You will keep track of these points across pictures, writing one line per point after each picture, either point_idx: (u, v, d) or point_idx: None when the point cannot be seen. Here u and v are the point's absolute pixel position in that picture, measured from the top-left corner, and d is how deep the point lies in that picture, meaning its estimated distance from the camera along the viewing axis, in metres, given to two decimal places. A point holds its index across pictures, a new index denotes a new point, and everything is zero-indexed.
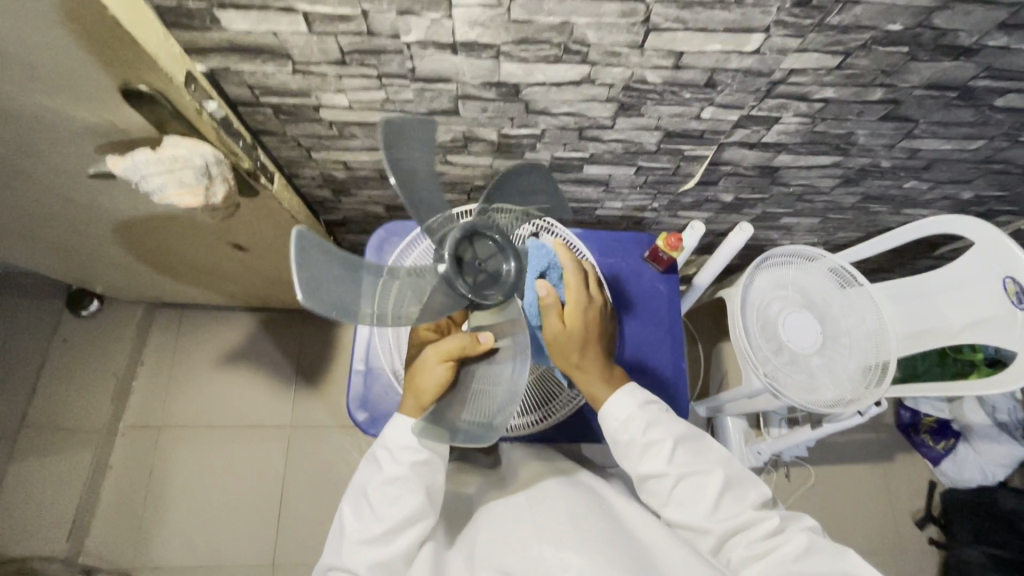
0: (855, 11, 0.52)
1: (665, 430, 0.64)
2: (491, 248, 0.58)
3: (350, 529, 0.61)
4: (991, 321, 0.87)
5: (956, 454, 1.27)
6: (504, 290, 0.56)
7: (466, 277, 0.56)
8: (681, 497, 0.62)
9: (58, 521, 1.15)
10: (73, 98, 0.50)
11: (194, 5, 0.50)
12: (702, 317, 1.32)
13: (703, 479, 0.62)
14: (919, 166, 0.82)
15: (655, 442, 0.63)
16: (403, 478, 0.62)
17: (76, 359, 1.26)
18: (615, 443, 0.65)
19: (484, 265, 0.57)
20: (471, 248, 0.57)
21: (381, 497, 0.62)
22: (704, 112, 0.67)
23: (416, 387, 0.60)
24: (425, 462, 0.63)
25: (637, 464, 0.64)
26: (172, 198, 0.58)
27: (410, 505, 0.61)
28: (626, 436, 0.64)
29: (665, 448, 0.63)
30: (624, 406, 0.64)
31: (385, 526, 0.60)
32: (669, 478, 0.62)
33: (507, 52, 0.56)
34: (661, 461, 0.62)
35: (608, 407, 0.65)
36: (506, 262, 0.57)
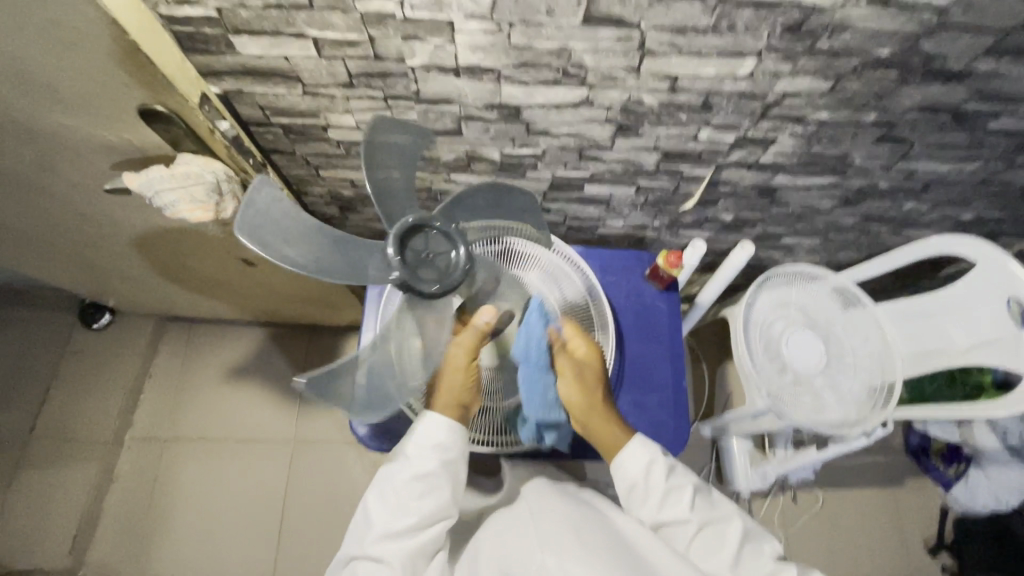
0: (844, 37, 0.54)
1: (684, 477, 0.67)
2: (441, 240, 0.55)
3: (377, 522, 0.62)
4: (995, 343, 0.86)
5: (968, 478, 1.23)
6: (444, 281, 0.54)
7: (407, 266, 0.53)
8: (702, 545, 0.64)
9: (60, 532, 1.16)
10: (92, 118, 0.52)
11: (211, 31, 0.53)
12: (706, 336, 1.32)
13: (723, 526, 0.65)
14: (917, 187, 0.83)
15: (676, 489, 0.66)
16: (432, 474, 0.63)
17: (86, 371, 1.28)
18: (630, 493, 0.67)
19: (431, 254, 0.55)
20: (422, 236, 0.55)
21: (411, 492, 0.63)
22: (701, 133, 0.69)
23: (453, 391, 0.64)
24: (452, 459, 0.65)
25: (657, 512, 0.66)
26: (184, 212, 0.60)
27: (440, 501, 0.63)
28: (645, 486, 0.66)
29: (687, 494, 0.66)
30: (641, 455, 0.67)
31: (415, 520, 0.62)
32: (691, 524, 0.64)
33: (508, 75, 0.58)
34: (683, 508, 0.65)
35: (624, 457, 0.67)
36: (454, 252, 0.55)
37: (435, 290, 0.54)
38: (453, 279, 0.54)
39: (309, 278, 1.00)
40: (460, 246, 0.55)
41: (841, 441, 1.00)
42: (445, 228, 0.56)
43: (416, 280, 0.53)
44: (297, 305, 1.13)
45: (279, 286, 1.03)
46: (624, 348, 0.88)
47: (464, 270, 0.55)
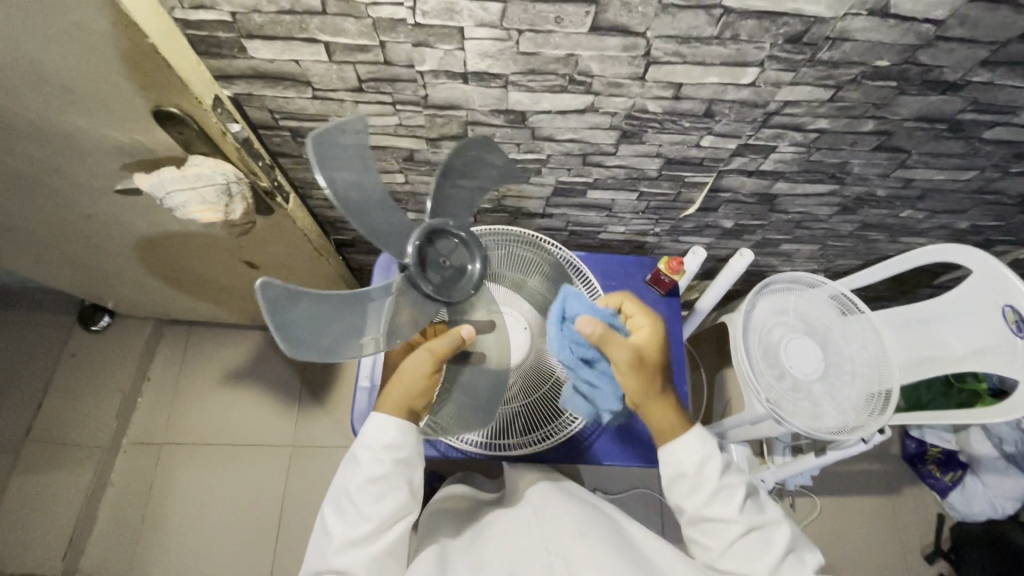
0: (844, 48, 0.55)
1: (739, 478, 0.64)
2: (464, 255, 0.58)
3: (336, 531, 0.60)
4: (992, 351, 0.87)
5: (964, 485, 1.25)
6: (441, 292, 0.56)
7: (421, 263, 0.56)
8: (743, 547, 0.61)
9: (54, 536, 1.15)
10: (105, 119, 0.53)
11: (224, 35, 0.54)
12: (705, 342, 1.33)
13: (769, 533, 0.62)
14: (914, 195, 0.84)
15: (728, 488, 0.63)
16: (387, 476, 0.61)
17: (83, 373, 1.27)
18: (679, 480, 0.64)
19: (449, 262, 0.57)
20: (446, 241, 0.58)
21: (366, 497, 0.61)
22: (702, 140, 0.70)
23: (406, 391, 0.60)
24: (405, 458, 0.62)
25: (703, 505, 0.63)
26: (195, 213, 0.60)
27: (396, 503, 0.61)
28: (697, 478, 0.63)
29: (739, 495, 0.62)
30: (699, 449, 0.63)
31: (373, 525, 0.60)
32: (736, 525, 0.61)
33: (516, 81, 0.60)
34: (731, 508, 0.62)
35: (683, 446, 0.64)
36: (470, 265, 0.58)
37: (430, 291, 0.55)
38: (449, 293, 0.56)
39: (311, 282, 1.00)
40: (476, 262, 0.58)
41: (840, 447, 1.00)
42: (472, 248, 0.58)
43: (422, 275, 0.55)
44: None
45: None
46: None
47: (461, 296, 0.57)
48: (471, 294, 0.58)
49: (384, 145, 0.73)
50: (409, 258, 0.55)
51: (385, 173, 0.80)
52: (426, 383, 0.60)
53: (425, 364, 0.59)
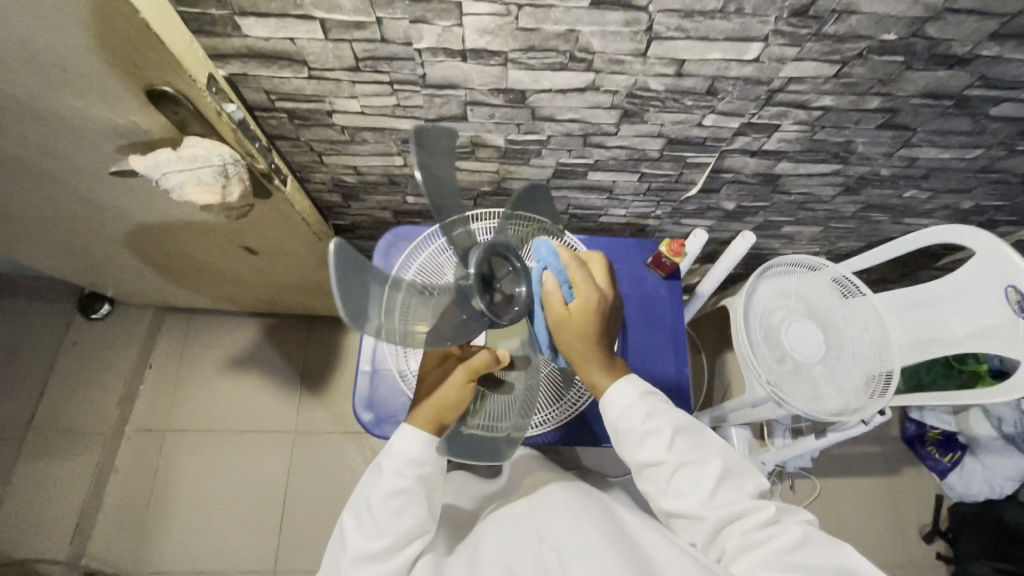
0: (850, 21, 0.54)
1: (665, 419, 0.63)
2: (516, 283, 0.61)
3: (351, 542, 0.60)
4: (993, 331, 0.87)
5: (963, 466, 1.24)
6: (491, 312, 0.58)
7: (478, 282, 0.58)
8: (680, 485, 0.61)
9: (60, 522, 1.15)
10: (99, 99, 0.52)
11: (217, 12, 0.53)
12: (705, 326, 1.32)
13: (702, 467, 0.61)
14: (918, 175, 0.84)
15: (654, 431, 0.62)
16: (408, 490, 0.61)
17: (84, 360, 1.27)
18: (614, 431, 0.64)
19: (502, 285, 0.60)
20: (502, 264, 0.60)
21: (384, 511, 0.60)
22: (705, 119, 0.69)
23: (436, 403, 0.62)
24: (427, 474, 0.63)
25: (636, 452, 0.62)
26: (191, 195, 0.59)
27: (413, 520, 0.61)
28: (625, 425, 0.63)
29: (665, 436, 0.62)
30: (623, 396, 0.63)
31: (389, 540, 0.59)
32: (667, 466, 0.61)
33: (515, 59, 0.58)
34: (660, 449, 0.61)
35: (608, 395, 0.64)
36: (521, 287, 0.60)
37: (479, 306, 0.57)
38: (499, 315, 0.58)
39: (310, 266, 1.00)
40: (526, 286, 0.60)
41: (840, 429, 1.00)
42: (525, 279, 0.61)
43: (479, 290, 0.58)
44: (300, 294, 1.13)
45: (280, 275, 1.02)
46: (627, 334, 0.88)
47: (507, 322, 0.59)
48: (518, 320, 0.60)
49: (381, 126, 0.72)
50: (471, 272, 0.58)
51: (383, 156, 0.79)
52: (458, 396, 0.62)
53: (458, 375, 0.62)
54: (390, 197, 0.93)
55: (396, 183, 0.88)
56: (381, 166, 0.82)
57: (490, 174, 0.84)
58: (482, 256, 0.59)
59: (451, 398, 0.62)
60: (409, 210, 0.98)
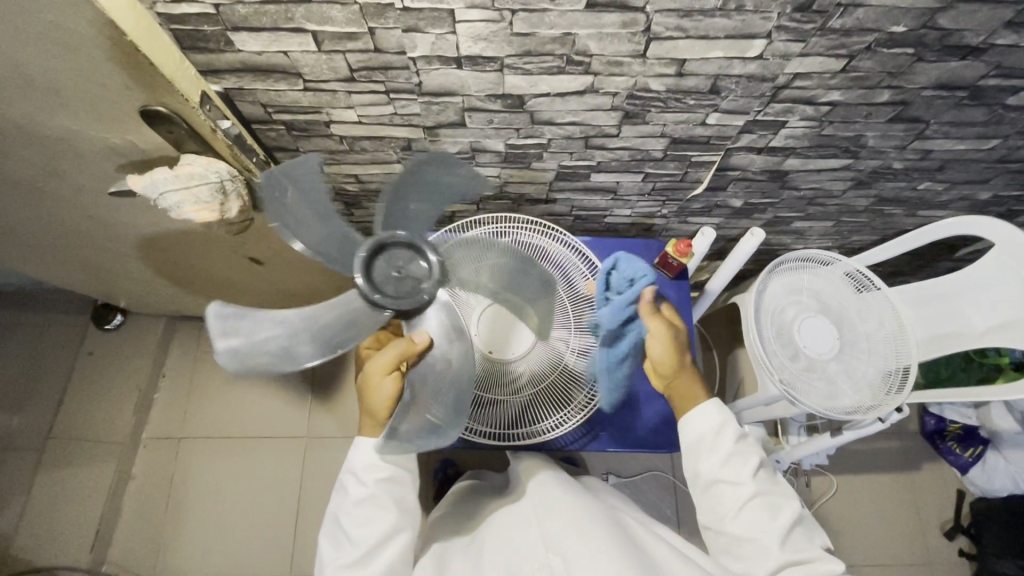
0: (856, 14, 0.52)
1: (751, 446, 0.65)
2: (410, 258, 0.58)
3: (331, 558, 0.61)
4: (1014, 326, 0.84)
5: (986, 461, 1.22)
6: (393, 302, 0.57)
7: (377, 283, 0.57)
8: (751, 512, 0.61)
9: (82, 530, 1.18)
10: (94, 120, 0.52)
11: (209, 28, 0.52)
12: (716, 323, 1.30)
13: (779, 503, 0.62)
14: (933, 167, 0.81)
15: (742, 453, 0.64)
16: (372, 497, 0.62)
17: (99, 371, 1.29)
18: (699, 442, 0.65)
19: (404, 270, 0.58)
20: (391, 252, 0.58)
21: (354, 522, 0.61)
22: (709, 118, 0.67)
23: (369, 408, 0.60)
24: (387, 478, 0.63)
25: (716, 466, 0.63)
26: (189, 213, 0.60)
27: (383, 526, 0.61)
28: (716, 438, 0.64)
29: (752, 461, 0.63)
30: (716, 415, 0.65)
31: (362, 549, 0.60)
32: (745, 488, 0.62)
33: (511, 64, 0.57)
34: (744, 471, 0.62)
35: (703, 409, 0.65)
36: (424, 262, 0.58)
37: (383, 303, 0.57)
38: (401, 301, 0.57)
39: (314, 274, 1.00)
40: (430, 258, 0.58)
41: (855, 428, 0.97)
42: (418, 250, 0.58)
43: (372, 288, 0.57)
44: (307, 302, 1.13)
45: (286, 283, 1.02)
46: None
47: (420, 302, 0.57)
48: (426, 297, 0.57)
49: (380, 135, 0.71)
50: (358, 277, 0.57)
51: (384, 164, 0.79)
52: (387, 394, 0.59)
53: (374, 373, 0.58)
54: None
55: None
56: (381, 174, 0.82)
57: (491, 179, 0.84)
58: (363, 259, 0.57)
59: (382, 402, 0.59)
60: None
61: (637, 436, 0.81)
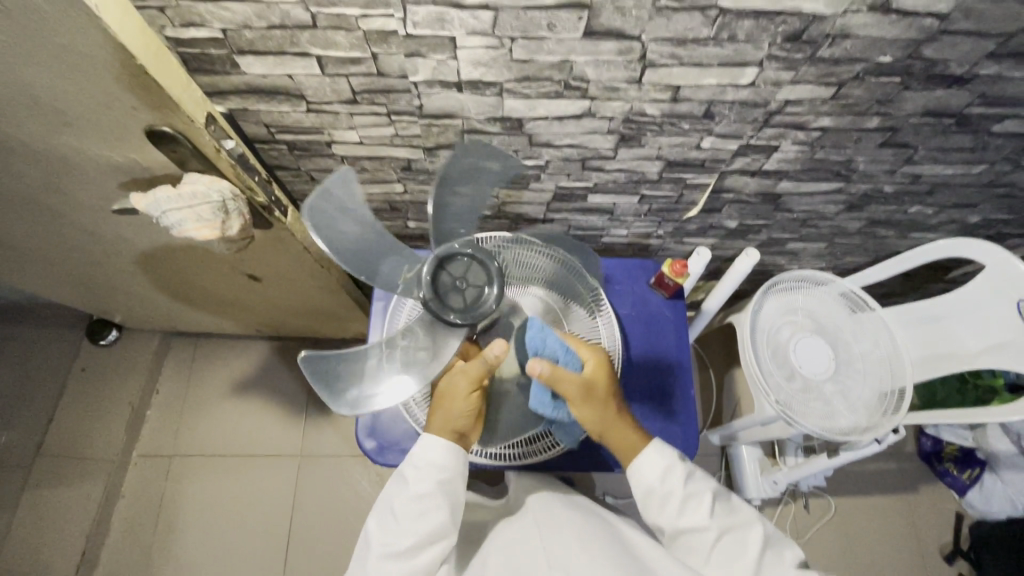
0: (845, 45, 0.54)
1: (702, 482, 0.65)
2: (481, 280, 0.55)
3: (376, 543, 0.61)
4: (1006, 347, 0.85)
5: (983, 483, 1.21)
6: (433, 298, 0.54)
7: (439, 275, 0.55)
8: (723, 553, 0.61)
9: (68, 550, 1.15)
10: (100, 140, 0.53)
11: (216, 52, 0.54)
12: (712, 343, 1.31)
13: (743, 534, 0.62)
14: (923, 191, 0.83)
15: (695, 494, 0.64)
16: (429, 495, 0.61)
17: (92, 386, 1.28)
18: (649, 497, 0.65)
19: (466, 283, 0.55)
20: (468, 266, 0.56)
21: (408, 514, 0.61)
22: (703, 142, 0.69)
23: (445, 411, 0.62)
24: (448, 481, 0.62)
25: (675, 517, 0.63)
26: (191, 231, 0.61)
27: (435, 523, 0.61)
28: (665, 490, 0.64)
29: (705, 500, 0.63)
30: (658, 462, 0.65)
31: (411, 542, 0.60)
32: (708, 532, 0.62)
33: (510, 89, 0.59)
34: (701, 514, 0.63)
35: (642, 466, 0.64)
36: (486, 297, 0.54)
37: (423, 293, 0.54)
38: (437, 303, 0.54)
39: (312, 291, 1.00)
40: (490, 297, 0.54)
41: (852, 448, 0.97)
42: (492, 277, 0.55)
43: (432, 275, 0.55)
44: (305, 319, 1.13)
45: (283, 300, 1.02)
46: (631, 359, 0.87)
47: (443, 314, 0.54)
48: (456, 317, 0.54)
49: (381, 155, 0.72)
50: (431, 261, 0.55)
51: (384, 184, 0.80)
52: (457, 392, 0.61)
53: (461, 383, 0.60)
54: (392, 222, 0.93)
55: (396, 209, 0.89)
56: (381, 193, 0.83)
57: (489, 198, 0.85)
58: (449, 251, 0.55)
59: (459, 380, 0.60)
60: (412, 234, 0.98)
61: None
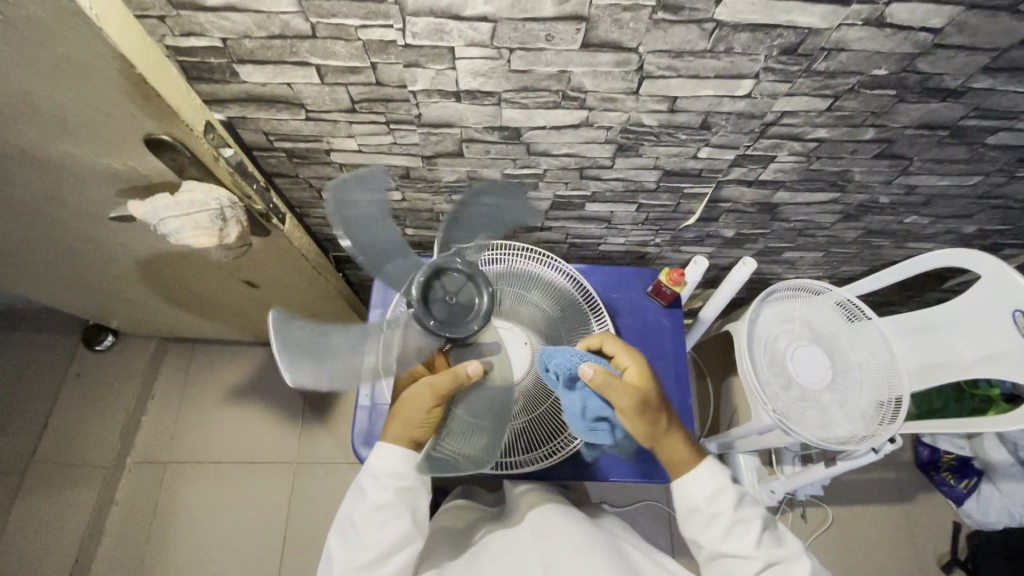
0: (840, 58, 0.54)
1: (752, 509, 0.63)
2: (470, 300, 0.60)
3: (339, 560, 0.60)
4: (1003, 357, 0.85)
5: (980, 493, 1.20)
6: (422, 303, 0.59)
7: (434, 284, 0.60)
8: None
9: (59, 558, 1.14)
10: (98, 147, 0.53)
11: (215, 61, 0.54)
12: (710, 351, 1.31)
13: (789, 568, 0.60)
14: (918, 202, 0.83)
15: (743, 520, 0.62)
16: (389, 503, 0.61)
17: (88, 391, 1.27)
18: (694, 514, 0.64)
19: (455, 297, 0.60)
20: (462, 284, 0.61)
21: (368, 525, 0.60)
22: (700, 152, 0.69)
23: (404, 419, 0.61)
24: (408, 486, 0.62)
25: (719, 539, 0.62)
26: (189, 239, 0.60)
27: (397, 532, 0.60)
28: (712, 510, 0.63)
29: (754, 528, 0.62)
30: (709, 481, 0.64)
31: (375, 553, 0.59)
32: (753, 560, 0.60)
33: (508, 99, 0.59)
34: (749, 541, 0.61)
35: (692, 481, 0.64)
36: (473, 315, 0.60)
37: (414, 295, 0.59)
38: (425, 308, 0.59)
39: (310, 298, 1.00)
40: (476, 316, 0.60)
41: (850, 458, 0.96)
42: (482, 299, 0.60)
43: (426, 282, 0.60)
44: None
45: (281, 306, 1.02)
46: None
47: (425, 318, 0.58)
48: (437, 324, 0.58)
49: (380, 163, 0.73)
50: (429, 270, 0.60)
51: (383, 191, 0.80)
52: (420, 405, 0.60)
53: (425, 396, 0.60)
54: None
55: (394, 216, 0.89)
56: None
57: None
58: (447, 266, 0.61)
59: (424, 393, 0.60)
60: (410, 242, 0.98)
61: (633, 464, 0.80)
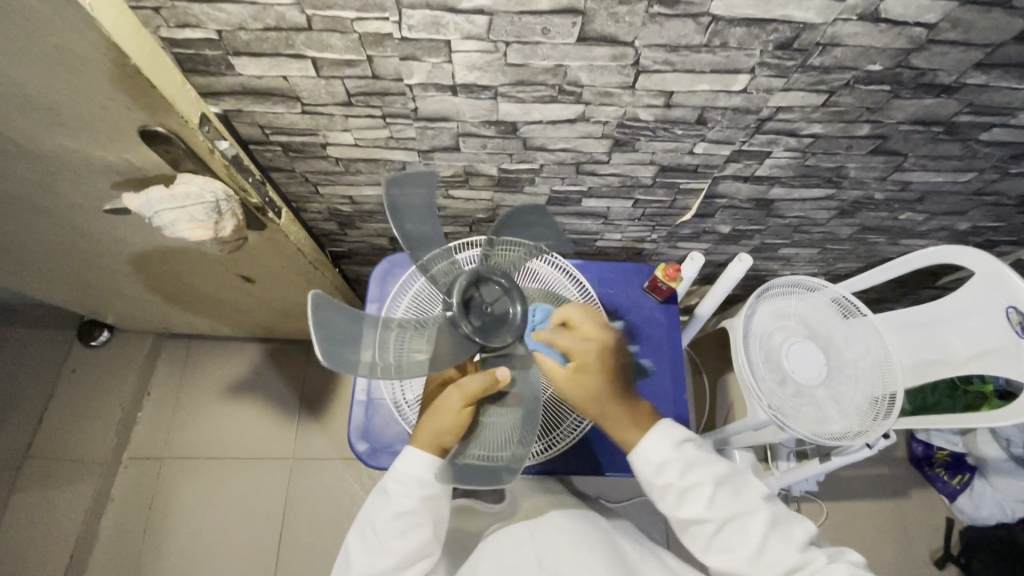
0: (835, 53, 0.54)
1: (704, 471, 0.62)
2: (506, 313, 0.59)
3: (356, 562, 0.61)
4: (994, 352, 0.86)
5: (973, 488, 1.22)
6: (461, 312, 0.58)
7: (472, 293, 0.59)
8: (725, 542, 0.61)
9: (56, 554, 1.14)
10: (94, 140, 0.53)
11: (211, 53, 0.54)
12: (706, 347, 1.31)
13: (747, 522, 0.61)
14: (913, 198, 0.84)
15: (695, 485, 0.62)
16: (413, 511, 0.62)
17: (84, 387, 1.27)
18: (649, 485, 0.63)
19: (492, 308, 0.59)
20: (499, 297, 0.60)
21: (391, 532, 0.61)
22: (696, 147, 0.69)
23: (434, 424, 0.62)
24: (432, 496, 0.63)
25: (675, 507, 0.62)
26: (183, 231, 0.61)
27: (419, 541, 0.61)
28: (662, 481, 0.62)
29: (706, 490, 0.61)
30: (656, 451, 0.62)
31: (394, 561, 0.60)
32: (710, 523, 0.61)
33: (505, 93, 0.59)
34: (702, 505, 0.61)
35: (641, 452, 0.63)
36: (505, 328, 0.59)
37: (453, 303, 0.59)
38: (463, 317, 0.58)
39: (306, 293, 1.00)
40: (508, 330, 0.59)
41: (844, 453, 0.97)
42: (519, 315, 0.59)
43: (465, 291, 0.59)
44: (299, 321, 1.13)
45: (277, 302, 1.02)
46: None
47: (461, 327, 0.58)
48: (474, 332, 0.58)
49: (376, 158, 0.73)
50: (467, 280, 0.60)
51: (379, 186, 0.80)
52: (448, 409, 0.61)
53: (454, 400, 0.60)
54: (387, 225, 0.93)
55: None
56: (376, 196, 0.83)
57: (483, 202, 0.85)
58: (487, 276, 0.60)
59: (453, 396, 0.60)
60: None
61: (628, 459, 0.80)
